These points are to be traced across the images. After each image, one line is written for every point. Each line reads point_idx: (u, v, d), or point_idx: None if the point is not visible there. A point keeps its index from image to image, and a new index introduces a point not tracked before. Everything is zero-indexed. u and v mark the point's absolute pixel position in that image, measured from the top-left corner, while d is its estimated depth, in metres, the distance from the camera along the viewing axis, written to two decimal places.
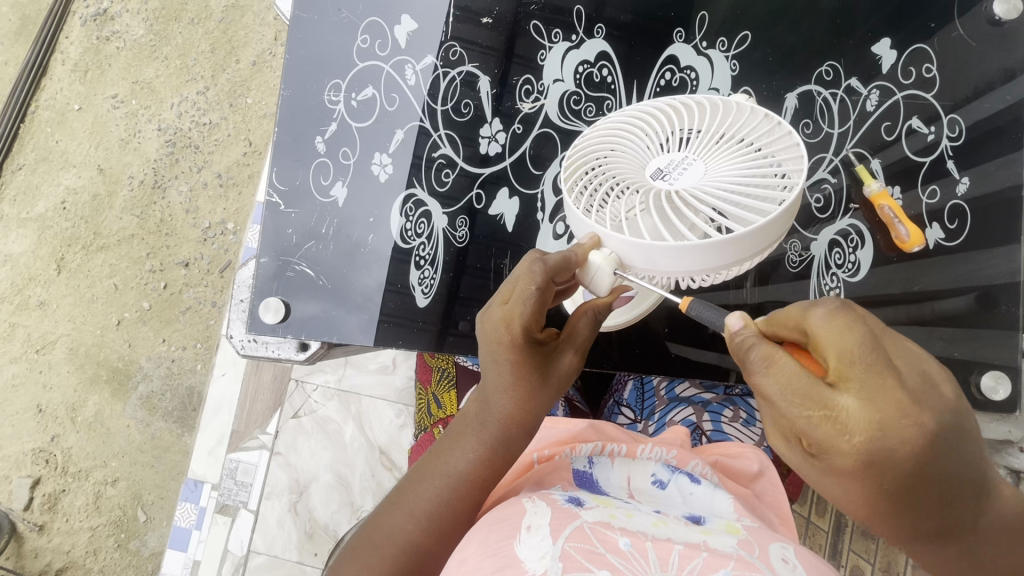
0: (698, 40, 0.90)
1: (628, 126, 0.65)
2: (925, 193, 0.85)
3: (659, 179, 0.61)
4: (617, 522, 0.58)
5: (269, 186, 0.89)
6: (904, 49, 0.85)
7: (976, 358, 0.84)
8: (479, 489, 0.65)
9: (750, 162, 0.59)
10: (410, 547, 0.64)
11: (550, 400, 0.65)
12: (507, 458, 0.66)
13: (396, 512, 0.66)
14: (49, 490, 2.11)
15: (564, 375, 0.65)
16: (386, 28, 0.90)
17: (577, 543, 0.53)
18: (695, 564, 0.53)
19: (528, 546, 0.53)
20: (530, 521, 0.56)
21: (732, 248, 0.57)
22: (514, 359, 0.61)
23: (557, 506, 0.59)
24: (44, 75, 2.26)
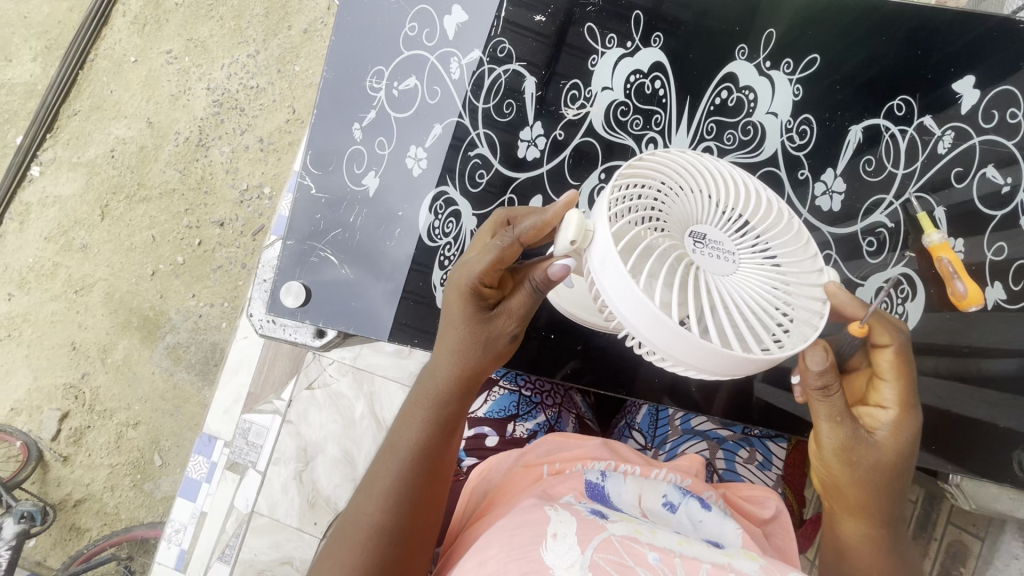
0: (761, 59, 0.84)
1: (714, 178, 0.54)
2: (991, 248, 0.80)
3: (691, 239, 0.52)
4: (643, 537, 0.57)
5: (302, 168, 0.88)
6: (987, 91, 0.81)
7: (1021, 431, 0.79)
8: (415, 450, 0.65)
9: (768, 302, 0.50)
10: (375, 531, 0.63)
11: (475, 350, 0.65)
12: (449, 421, 0.67)
13: (359, 497, 0.66)
14: (75, 424, 2.21)
15: (502, 338, 0.65)
16: (435, 18, 0.88)
17: (606, 554, 0.52)
18: None
19: (554, 554, 0.51)
20: (556, 528, 0.55)
21: (656, 331, 0.48)
22: (458, 302, 0.63)
23: (582, 516, 0.58)
24: (105, 25, 2.31)
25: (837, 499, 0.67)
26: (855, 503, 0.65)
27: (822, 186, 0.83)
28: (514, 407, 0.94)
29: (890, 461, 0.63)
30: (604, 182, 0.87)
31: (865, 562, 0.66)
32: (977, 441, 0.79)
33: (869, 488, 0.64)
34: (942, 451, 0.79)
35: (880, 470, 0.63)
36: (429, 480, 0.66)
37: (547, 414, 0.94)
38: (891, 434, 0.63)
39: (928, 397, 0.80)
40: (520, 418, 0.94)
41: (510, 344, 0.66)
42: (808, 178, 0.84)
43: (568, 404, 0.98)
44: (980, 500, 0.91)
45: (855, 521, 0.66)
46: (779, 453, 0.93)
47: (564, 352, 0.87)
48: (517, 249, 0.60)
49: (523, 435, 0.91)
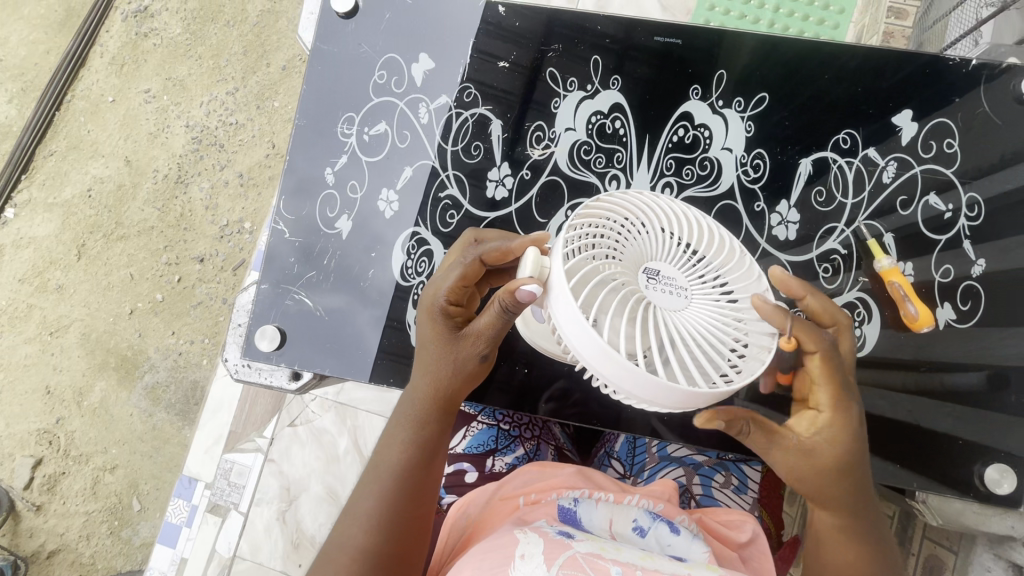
0: (714, 98, 0.89)
1: (670, 220, 0.57)
2: (938, 271, 0.84)
3: (646, 275, 0.54)
4: (608, 554, 0.59)
5: (276, 214, 0.91)
6: (924, 123, 0.86)
7: (984, 444, 0.82)
8: (407, 475, 0.63)
9: (717, 334, 0.53)
10: (360, 558, 0.61)
11: (443, 366, 0.64)
12: (435, 439, 0.65)
13: (341, 526, 0.63)
14: (49, 471, 2.14)
15: (471, 359, 0.64)
16: (403, 66, 0.92)
17: (570, 570, 0.54)
18: None
19: (522, 572, 0.53)
20: (522, 549, 0.57)
21: (608, 368, 0.51)
22: (429, 320, 0.65)
23: (550, 537, 0.60)
24: (82, 66, 2.32)
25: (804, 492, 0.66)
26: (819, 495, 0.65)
27: (777, 217, 0.87)
28: (492, 441, 0.94)
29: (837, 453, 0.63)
30: (570, 219, 0.89)
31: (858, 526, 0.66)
32: (942, 455, 0.82)
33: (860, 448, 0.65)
34: (909, 466, 0.82)
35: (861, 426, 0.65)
36: (413, 504, 0.63)
37: (526, 447, 0.94)
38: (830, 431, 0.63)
39: (895, 411, 0.82)
40: (499, 452, 0.94)
41: (481, 365, 0.65)
42: (764, 209, 0.87)
43: (547, 436, 0.97)
44: (946, 515, 0.89)
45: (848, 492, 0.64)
46: (754, 476, 0.93)
47: (538, 387, 0.88)
48: (478, 268, 0.66)
49: (501, 469, 0.92)
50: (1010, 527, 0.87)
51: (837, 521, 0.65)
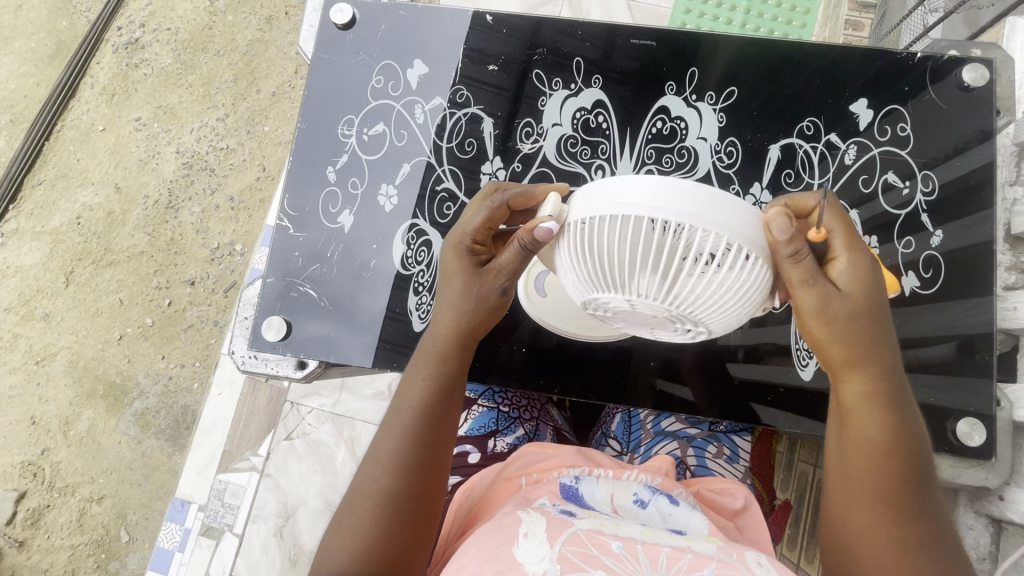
0: (688, 93, 0.96)
1: None
2: (901, 243, 0.91)
3: None
4: (609, 529, 0.59)
5: (280, 211, 0.96)
6: (880, 109, 0.93)
7: (955, 406, 0.87)
8: (427, 412, 0.66)
9: None
10: (385, 493, 0.63)
11: (465, 293, 0.68)
12: (452, 375, 0.69)
13: (365, 466, 0.66)
14: (33, 505, 2.10)
15: (492, 291, 0.68)
16: (399, 71, 0.98)
17: (574, 547, 0.55)
18: (681, 565, 0.54)
19: (526, 551, 0.54)
20: (526, 529, 0.57)
21: (659, 197, 0.53)
22: (456, 257, 0.70)
23: (551, 515, 0.60)
24: (72, 97, 2.35)
25: (823, 363, 0.61)
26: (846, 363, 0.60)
27: (751, 199, 0.94)
28: (493, 423, 0.98)
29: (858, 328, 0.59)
30: None
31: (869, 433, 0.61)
32: None
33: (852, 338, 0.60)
34: None
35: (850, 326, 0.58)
36: (432, 440, 0.66)
37: (526, 427, 0.98)
38: (855, 283, 0.58)
39: None
40: (500, 434, 0.97)
41: (501, 298, 0.68)
42: (739, 192, 0.94)
43: (546, 418, 1.01)
44: None
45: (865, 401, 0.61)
46: (744, 446, 0.97)
47: (532, 370, 0.94)
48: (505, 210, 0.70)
49: (503, 449, 0.94)
50: (983, 479, 0.90)
51: (871, 401, 0.60)
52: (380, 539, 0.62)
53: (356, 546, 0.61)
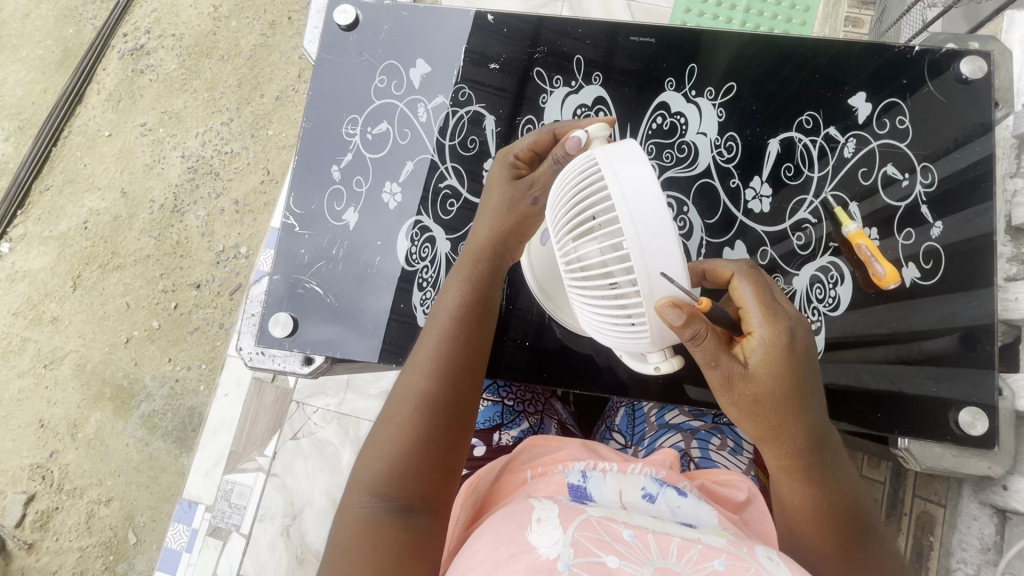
0: (688, 89, 0.96)
1: None
2: (901, 235, 0.91)
3: None
4: (620, 517, 0.60)
5: (286, 209, 0.97)
6: (879, 103, 0.94)
7: (958, 397, 0.88)
8: (466, 310, 0.73)
9: None
10: (424, 393, 0.67)
11: (504, 199, 0.78)
12: (483, 280, 0.76)
13: (406, 372, 0.70)
14: (42, 507, 2.12)
15: (524, 201, 0.78)
16: (402, 70, 0.99)
17: (587, 532, 0.55)
18: (692, 554, 0.54)
19: (540, 534, 0.54)
20: (539, 514, 0.57)
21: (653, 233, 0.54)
22: (501, 168, 0.80)
23: (563, 503, 0.60)
24: (79, 104, 2.38)
25: (756, 436, 0.63)
26: (771, 438, 0.62)
27: (751, 192, 0.95)
28: (497, 417, 0.98)
29: (772, 394, 0.60)
30: None
31: (800, 493, 0.64)
32: (916, 409, 0.88)
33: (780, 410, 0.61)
34: (891, 426, 0.88)
35: (767, 397, 0.60)
36: (471, 334, 0.71)
37: (530, 420, 0.98)
38: (763, 364, 0.59)
39: (877, 380, 0.89)
40: (504, 427, 0.98)
41: (529, 207, 0.78)
42: (739, 185, 0.95)
43: (550, 411, 1.02)
44: (927, 462, 0.90)
45: (799, 475, 0.64)
46: (748, 437, 0.97)
47: (535, 364, 0.95)
48: (549, 138, 0.79)
49: (508, 442, 0.95)
50: (985, 468, 0.90)
51: (793, 466, 0.63)
52: (420, 441, 0.65)
53: (399, 447, 0.64)
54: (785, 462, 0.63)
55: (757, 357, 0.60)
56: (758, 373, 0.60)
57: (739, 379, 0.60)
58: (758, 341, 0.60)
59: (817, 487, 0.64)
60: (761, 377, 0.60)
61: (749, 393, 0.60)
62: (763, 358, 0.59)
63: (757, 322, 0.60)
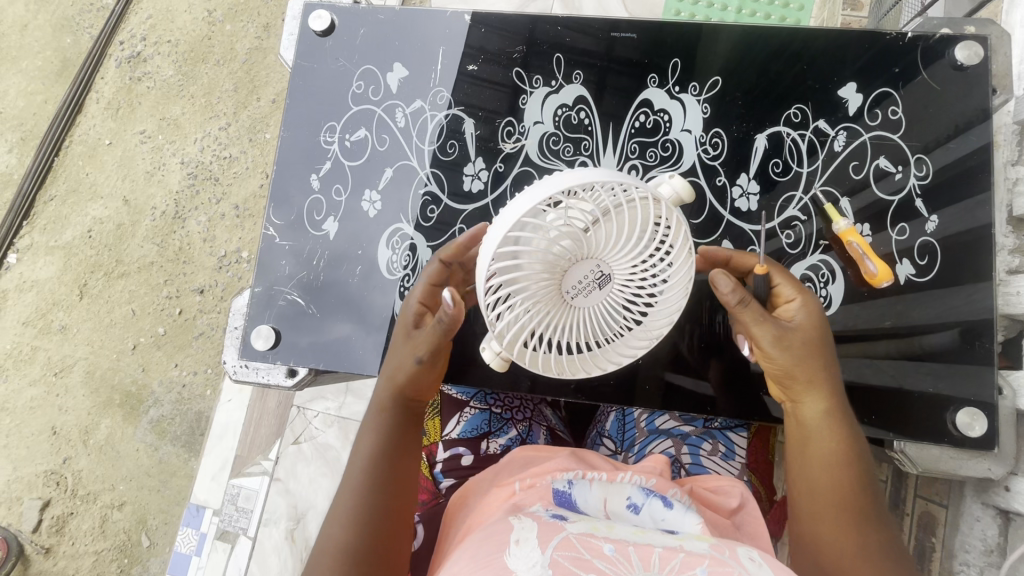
0: (671, 85, 0.94)
1: (637, 240, 0.58)
2: (895, 230, 0.88)
3: (594, 265, 0.59)
4: (601, 531, 0.58)
5: (267, 220, 0.97)
6: (869, 93, 0.91)
7: (959, 394, 0.85)
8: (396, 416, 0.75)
9: (577, 326, 0.63)
10: (358, 486, 0.70)
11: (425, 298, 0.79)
12: (413, 382, 0.75)
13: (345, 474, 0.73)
14: (57, 513, 2.16)
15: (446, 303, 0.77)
16: (379, 75, 0.98)
17: (566, 551, 0.53)
18: (674, 563, 0.52)
19: (517, 558, 0.53)
20: (518, 535, 0.56)
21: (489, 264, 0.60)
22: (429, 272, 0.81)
23: (543, 520, 0.59)
24: (79, 113, 2.39)
25: (792, 385, 0.73)
26: (807, 383, 0.72)
27: (738, 190, 0.92)
28: (485, 425, 0.98)
29: (812, 342, 0.72)
30: None
31: (822, 440, 0.72)
32: (917, 408, 0.86)
33: (816, 359, 0.72)
34: (889, 425, 0.86)
35: (812, 343, 0.71)
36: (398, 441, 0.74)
37: (518, 428, 0.98)
38: (805, 322, 0.72)
39: (883, 378, 0.87)
40: (492, 435, 0.97)
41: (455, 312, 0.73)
42: (725, 183, 0.93)
43: (539, 417, 1.01)
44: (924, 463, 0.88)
45: (828, 431, 0.71)
46: (740, 442, 0.96)
47: (519, 370, 0.95)
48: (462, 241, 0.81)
49: (496, 450, 0.95)
50: (986, 470, 0.88)
51: (828, 410, 0.72)
52: (353, 548, 0.67)
53: (337, 552, 0.67)
54: (828, 407, 0.72)
55: (803, 317, 0.72)
56: (797, 322, 0.73)
57: (789, 337, 0.71)
58: (803, 302, 0.73)
59: (847, 442, 0.71)
60: (807, 329, 0.72)
61: (795, 343, 0.71)
62: (807, 316, 0.72)
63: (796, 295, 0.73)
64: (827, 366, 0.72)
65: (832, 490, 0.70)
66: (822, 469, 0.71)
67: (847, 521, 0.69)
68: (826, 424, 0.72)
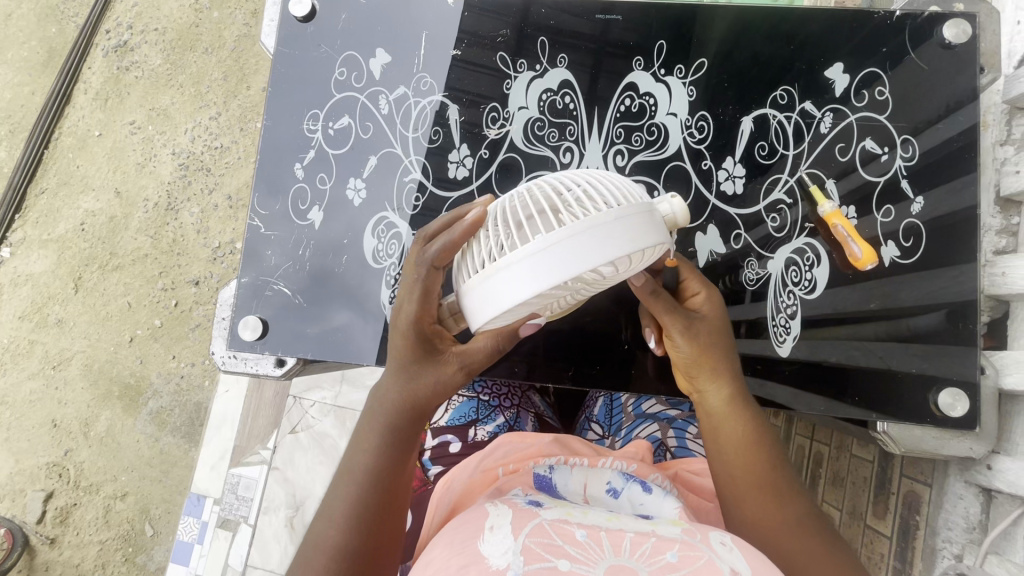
0: (656, 67, 0.93)
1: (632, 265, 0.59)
2: (880, 213, 0.88)
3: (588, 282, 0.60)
4: (574, 517, 0.58)
5: (251, 210, 0.96)
6: (856, 73, 0.90)
7: (945, 375, 0.86)
8: (394, 435, 0.67)
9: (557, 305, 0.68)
10: (346, 512, 0.64)
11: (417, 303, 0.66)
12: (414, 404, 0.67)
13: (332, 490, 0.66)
14: (61, 503, 2.18)
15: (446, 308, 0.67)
16: (361, 61, 0.97)
17: (538, 537, 0.54)
18: (645, 548, 0.53)
19: (491, 544, 0.53)
20: (493, 522, 0.56)
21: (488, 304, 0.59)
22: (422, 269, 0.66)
23: (518, 507, 0.60)
24: (67, 105, 2.36)
25: (698, 372, 0.73)
26: (713, 369, 0.72)
27: (724, 173, 0.92)
28: (473, 413, 0.99)
29: (714, 329, 0.72)
30: None
31: (729, 426, 0.70)
32: (903, 389, 0.86)
33: (717, 344, 0.71)
34: (873, 405, 0.87)
35: (713, 328, 0.72)
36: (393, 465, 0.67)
37: (506, 415, 0.99)
38: (708, 308, 0.72)
39: (869, 359, 0.87)
40: (480, 422, 0.98)
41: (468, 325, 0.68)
42: (711, 166, 0.92)
43: (527, 404, 1.04)
44: (906, 442, 0.89)
45: (732, 418, 0.71)
46: None
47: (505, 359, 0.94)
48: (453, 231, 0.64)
49: (483, 437, 0.96)
50: (969, 448, 0.90)
51: (731, 397, 0.71)
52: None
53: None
54: (731, 393, 0.71)
55: (704, 303, 0.73)
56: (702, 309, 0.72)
57: (692, 323, 0.70)
58: (704, 292, 0.73)
59: (752, 430, 0.70)
60: (708, 315, 0.72)
61: (695, 328, 0.71)
62: (710, 303, 0.73)
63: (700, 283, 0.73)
64: (726, 352, 0.72)
65: (741, 476, 0.68)
66: (730, 455, 0.70)
67: (758, 506, 0.66)
68: (732, 410, 0.71)
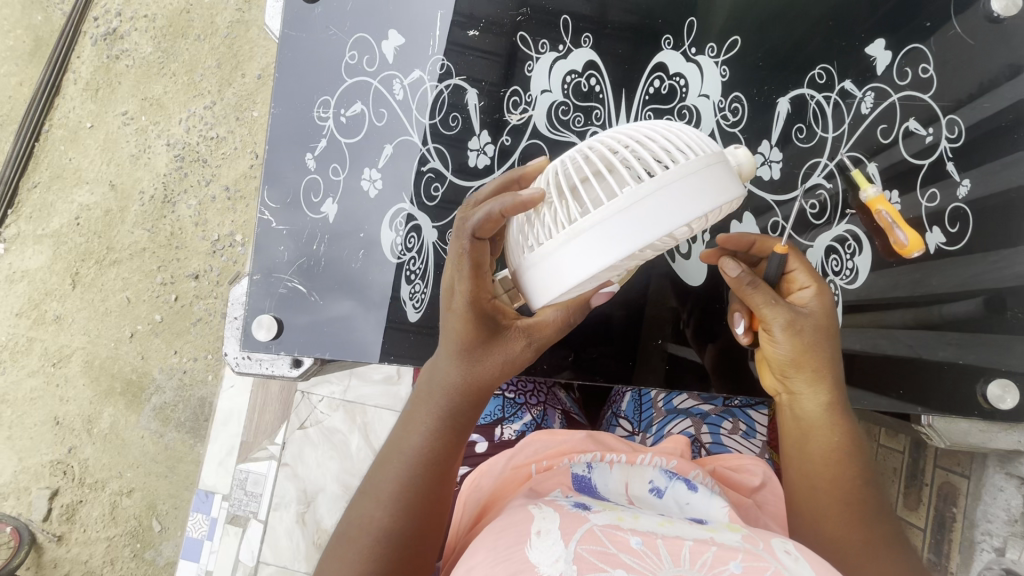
0: (687, 46, 0.89)
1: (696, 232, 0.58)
2: (926, 196, 0.86)
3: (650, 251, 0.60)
4: (626, 523, 0.56)
5: (261, 204, 0.91)
6: (898, 50, 0.86)
7: (987, 364, 0.85)
8: (449, 424, 0.64)
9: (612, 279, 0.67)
10: (395, 503, 0.61)
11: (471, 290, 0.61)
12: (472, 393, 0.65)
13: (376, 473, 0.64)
14: (66, 501, 2.16)
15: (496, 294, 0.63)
16: (374, 44, 0.92)
17: (590, 545, 0.51)
18: (705, 558, 0.50)
19: (539, 551, 0.50)
20: (539, 527, 0.54)
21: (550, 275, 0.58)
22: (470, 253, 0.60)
23: (565, 511, 0.57)
24: (57, 95, 2.29)
25: (796, 373, 0.69)
26: (815, 372, 0.68)
27: (760, 157, 0.88)
28: (499, 410, 0.96)
29: (822, 329, 0.67)
30: None
31: (820, 434, 0.68)
32: (947, 380, 0.85)
33: (823, 346, 0.67)
34: (907, 395, 0.84)
35: (822, 328, 0.67)
36: (446, 455, 0.64)
37: (533, 413, 0.96)
38: (815, 306, 0.68)
39: (896, 347, 0.85)
40: (506, 420, 0.95)
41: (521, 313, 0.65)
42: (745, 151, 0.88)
43: (553, 401, 1.01)
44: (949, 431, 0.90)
45: (825, 427, 0.68)
46: (760, 420, 0.96)
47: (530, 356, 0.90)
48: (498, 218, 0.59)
49: (510, 436, 0.92)
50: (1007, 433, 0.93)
51: (830, 404, 0.68)
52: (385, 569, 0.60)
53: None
54: (830, 399, 0.68)
55: (812, 301, 0.68)
56: (808, 306, 0.68)
57: (798, 322, 0.66)
58: (813, 288, 0.68)
59: (846, 441, 0.67)
60: (818, 315, 0.67)
61: (803, 330, 0.66)
62: (820, 301, 0.68)
63: (808, 280, 0.69)
64: (833, 358, 0.68)
65: (829, 487, 0.66)
66: (815, 465, 0.67)
67: (842, 520, 0.65)
68: (826, 418, 0.68)
